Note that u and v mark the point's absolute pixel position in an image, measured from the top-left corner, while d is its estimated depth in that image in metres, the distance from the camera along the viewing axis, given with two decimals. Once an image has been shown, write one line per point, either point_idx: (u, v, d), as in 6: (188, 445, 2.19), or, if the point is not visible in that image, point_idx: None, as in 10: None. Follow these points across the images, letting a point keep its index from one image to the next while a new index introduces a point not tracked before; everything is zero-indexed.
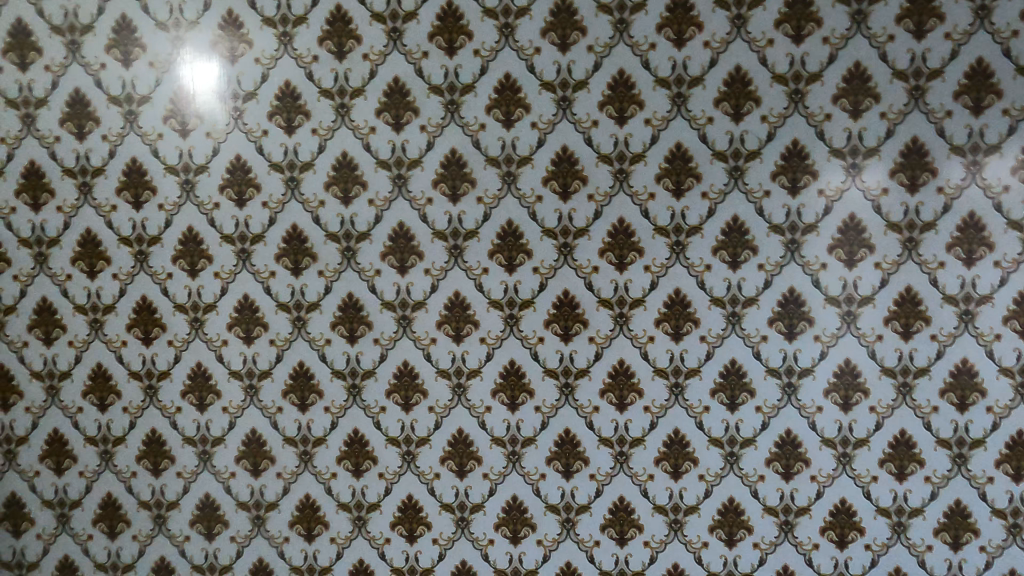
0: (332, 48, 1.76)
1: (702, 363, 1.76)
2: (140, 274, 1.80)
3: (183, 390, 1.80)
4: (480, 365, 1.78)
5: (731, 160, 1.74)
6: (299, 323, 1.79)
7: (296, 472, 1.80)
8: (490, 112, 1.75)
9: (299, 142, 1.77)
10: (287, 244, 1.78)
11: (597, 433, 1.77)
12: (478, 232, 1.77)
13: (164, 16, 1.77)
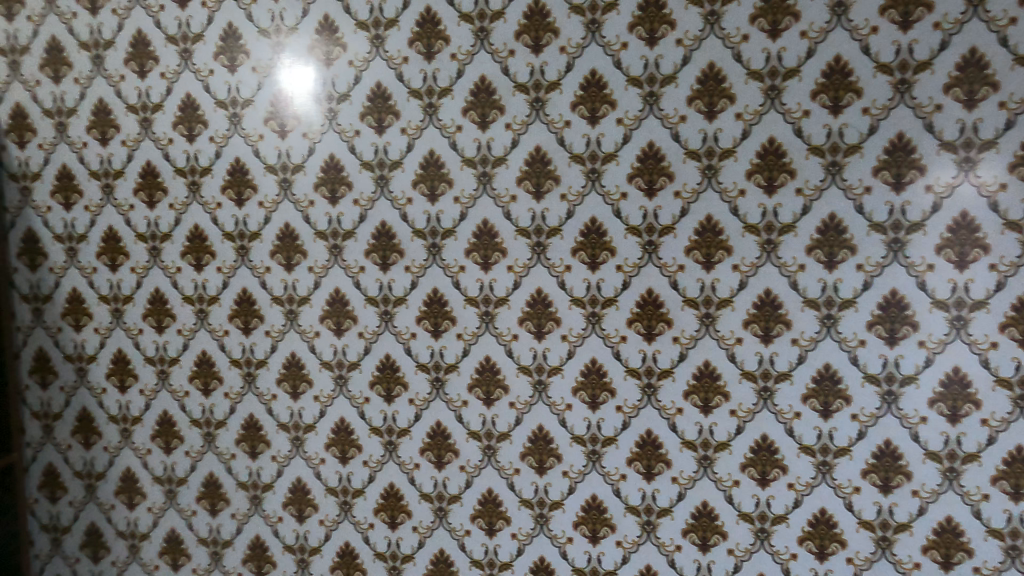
0: (53, 76, 1.27)
1: (566, 362, 1.16)
2: (36, 332, 1.34)
3: (37, 484, 1.37)
4: (224, 417, 1.27)
5: (532, 96, 1.14)
6: (35, 311, 1.33)
7: (47, 557, 1.38)
8: (218, 61, 1.22)
9: (37, 126, 1.28)
10: (36, 364, 1.34)
11: (410, 492, 1.22)
12: (166, 233, 1.26)
13: (0, 43, 1.28)
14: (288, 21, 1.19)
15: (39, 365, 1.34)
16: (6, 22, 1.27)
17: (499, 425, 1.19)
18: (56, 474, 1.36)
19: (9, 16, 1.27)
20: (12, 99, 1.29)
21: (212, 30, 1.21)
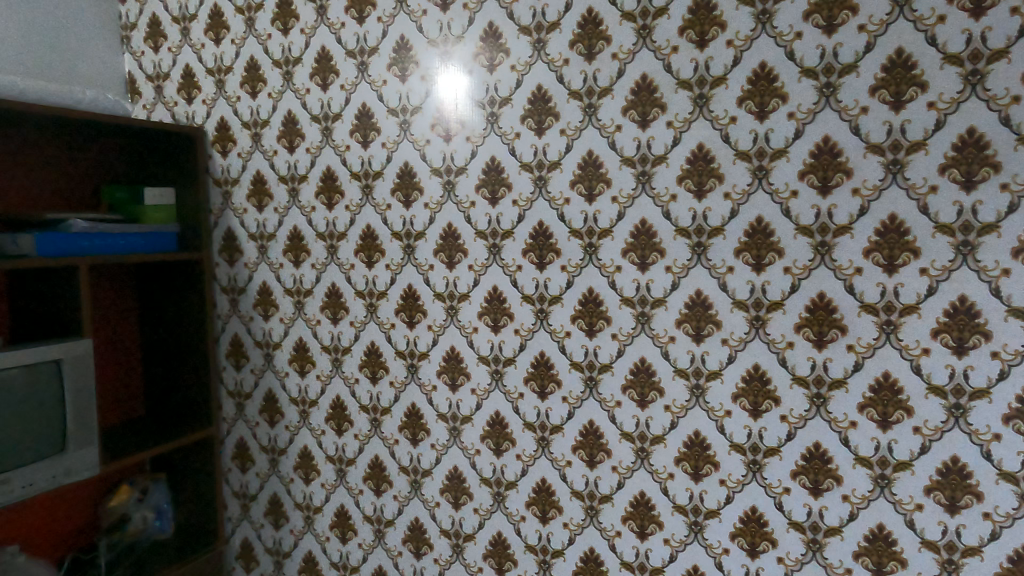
0: (253, 90, 1.42)
1: (725, 368, 1.12)
2: (233, 320, 1.51)
3: (232, 453, 1.55)
4: (389, 405, 1.37)
5: (697, 91, 1.11)
6: (233, 300, 1.50)
7: (239, 517, 1.56)
8: (391, 72, 1.30)
9: (236, 137, 1.45)
10: (232, 348, 1.52)
11: (561, 487, 1.24)
12: (342, 233, 1.37)
13: (212, 63, 1.46)
14: (455, 30, 1.25)
15: (235, 351, 1.52)
16: (215, 47, 1.45)
17: (653, 428, 1.17)
18: (246, 447, 1.53)
19: (218, 41, 1.45)
20: (218, 114, 1.46)
21: (386, 43, 1.30)
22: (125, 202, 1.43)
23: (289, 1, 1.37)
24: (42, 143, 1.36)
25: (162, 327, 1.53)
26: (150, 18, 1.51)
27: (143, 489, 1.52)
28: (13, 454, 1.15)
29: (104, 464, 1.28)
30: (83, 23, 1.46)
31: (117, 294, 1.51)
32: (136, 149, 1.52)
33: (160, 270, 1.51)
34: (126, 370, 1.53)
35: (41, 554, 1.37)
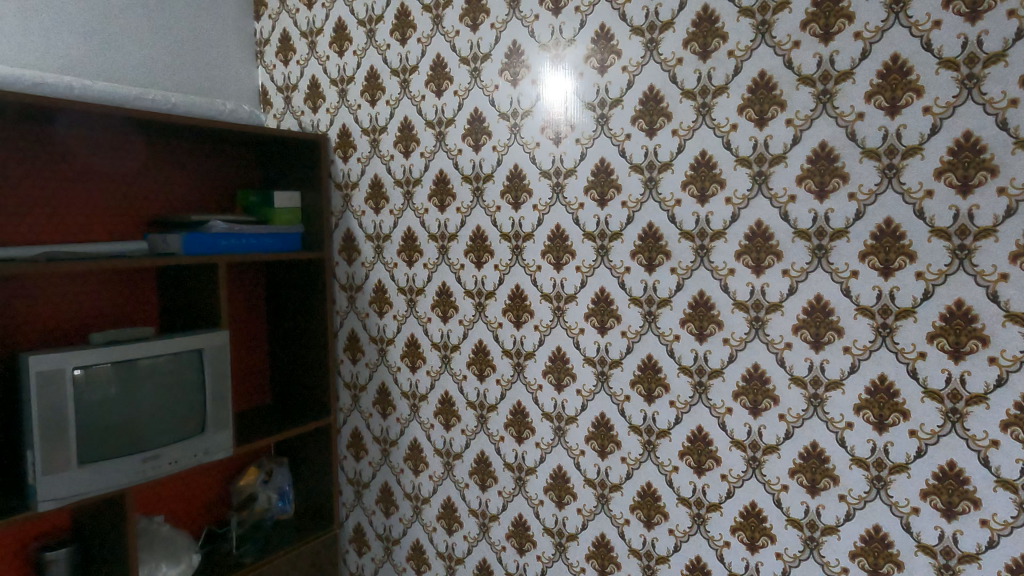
0: (373, 98, 1.50)
1: (847, 377, 1.07)
2: (350, 316, 1.60)
3: (347, 443, 1.63)
4: (496, 402, 1.40)
5: (819, 87, 1.06)
6: (350, 298, 1.59)
7: (352, 503, 1.64)
8: (503, 77, 1.33)
9: (356, 143, 1.53)
10: (348, 343, 1.61)
11: (667, 492, 1.22)
12: (453, 234, 1.42)
13: (335, 74, 1.55)
14: (567, 33, 1.26)
15: (351, 345, 1.60)
16: (338, 58, 1.54)
17: (766, 437, 1.13)
18: (360, 437, 1.61)
19: (341, 53, 1.53)
20: (340, 121, 1.55)
21: (498, 49, 1.33)
22: (257, 204, 1.55)
23: (407, 12, 1.43)
24: (187, 152, 1.50)
25: (286, 321, 1.65)
26: (281, 33, 1.63)
27: (268, 471, 1.64)
28: (162, 433, 1.28)
29: (237, 446, 1.39)
30: (223, 41, 1.60)
31: (249, 290, 1.64)
32: (267, 156, 1.64)
33: (286, 268, 1.62)
34: (255, 360, 1.66)
35: (182, 524, 1.52)
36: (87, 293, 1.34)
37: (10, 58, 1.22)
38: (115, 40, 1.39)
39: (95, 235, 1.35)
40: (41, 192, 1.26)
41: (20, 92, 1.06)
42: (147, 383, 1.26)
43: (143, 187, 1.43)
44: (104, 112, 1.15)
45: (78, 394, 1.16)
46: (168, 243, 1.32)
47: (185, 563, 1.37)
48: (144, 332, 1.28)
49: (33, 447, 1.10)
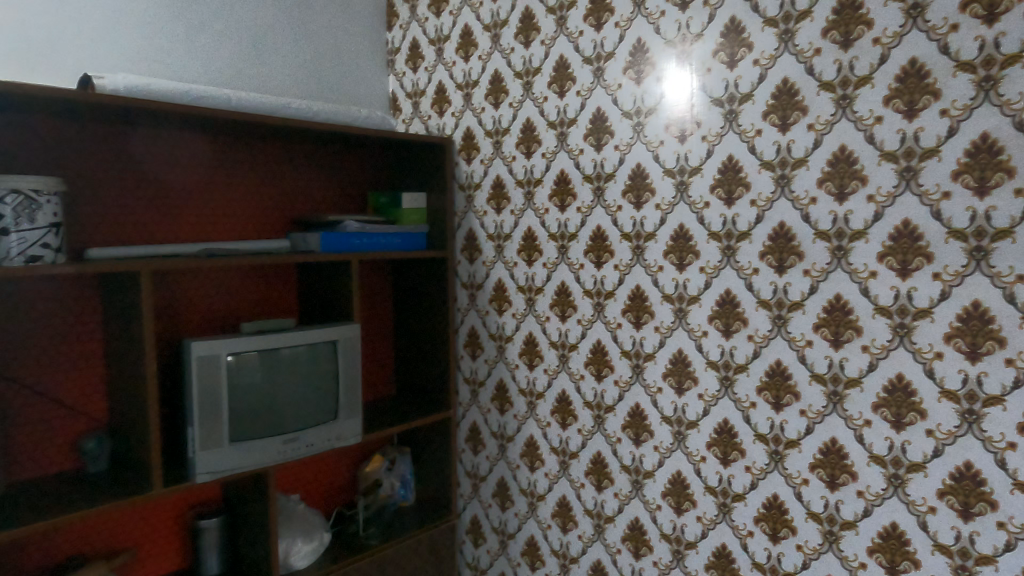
0: (497, 101, 1.53)
1: (1009, 392, 0.97)
2: (470, 313, 1.64)
3: (466, 436, 1.68)
4: (613, 403, 1.39)
5: (981, 73, 0.97)
6: (471, 295, 1.64)
7: (469, 495, 1.69)
8: (627, 75, 1.32)
9: (480, 145, 1.58)
10: (469, 339, 1.65)
11: (796, 506, 1.16)
12: (573, 234, 1.42)
13: (461, 79, 1.60)
14: (694, 28, 1.23)
15: (471, 341, 1.65)
16: (464, 63, 1.59)
17: (910, 454, 1.05)
18: (478, 431, 1.65)
19: (467, 58, 1.58)
20: (465, 124, 1.60)
21: (623, 47, 1.32)
22: (386, 205, 1.63)
23: (531, 15, 1.45)
24: (325, 156, 1.61)
25: (411, 317, 1.72)
26: (411, 42, 1.70)
27: (392, 458, 1.71)
28: (300, 417, 1.38)
29: (364, 434, 1.47)
30: (358, 52, 1.70)
31: (377, 287, 1.73)
32: (395, 159, 1.72)
33: (412, 266, 1.70)
34: (381, 353, 1.75)
35: (316, 504, 1.63)
36: (238, 287, 1.47)
37: (180, 75, 1.38)
38: (264, 55, 1.51)
39: (245, 234, 1.47)
40: (201, 195, 1.40)
41: (185, 105, 1.18)
42: (288, 370, 1.36)
43: (286, 190, 1.54)
44: (254, 120, 1.26)
45: (230, 378, 1.27)
46: (307, 241, 1.42)
47: (318, 540, 1.46)
48: (286, 323, 1.39)
49: (192, 423, 1.22)
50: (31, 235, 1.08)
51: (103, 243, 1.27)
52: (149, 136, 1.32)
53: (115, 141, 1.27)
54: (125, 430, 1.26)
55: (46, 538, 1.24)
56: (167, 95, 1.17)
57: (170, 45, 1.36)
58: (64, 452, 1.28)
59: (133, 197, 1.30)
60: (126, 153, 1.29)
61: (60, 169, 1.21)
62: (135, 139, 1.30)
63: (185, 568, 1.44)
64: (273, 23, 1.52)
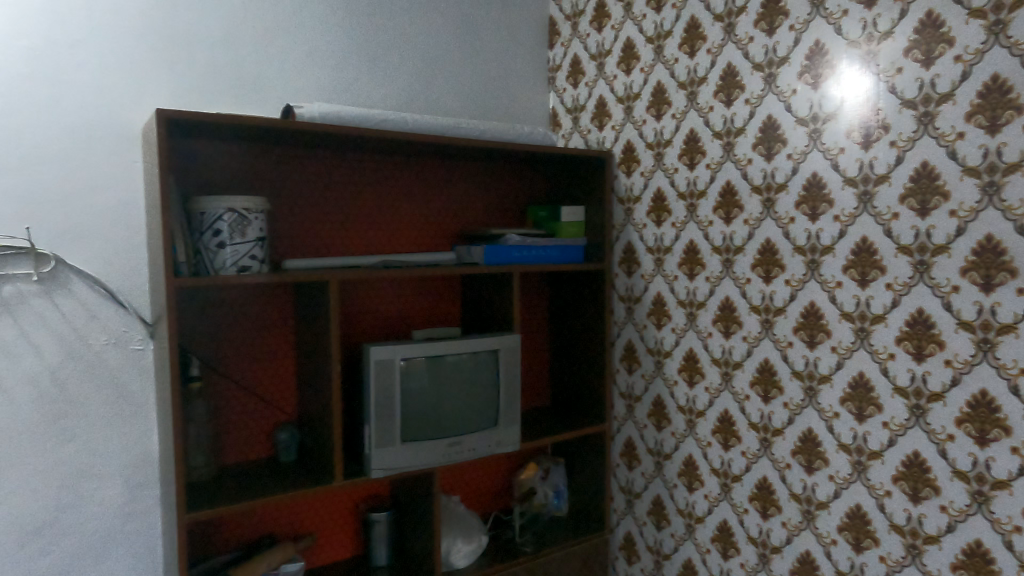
0: (660, 112, 1.51)
1: None
2: (627, 327, 1.63)
3: (621, 451, 1.67)
4: (782, 426, 1.31)
5: None
6: (629, 309, 1.62)
7: (623, 511, 1.67)
8: (802, 80, 1.25)
9: (640, 157, 1.57)
10: (625, 353, 1.64)
11: (1005, 556, 1.03)
12: (740, 247, 1.36)
13: (622, 92, 1.60)
14: (882, 26, 1.14)
15: (627, 355, 1.64)
16: (626, 76, 1.59)
17: None
18: (633, 447, 1.63)
19: (629, 71, 1.58)
20: (625, 138, 1.60)
21: (799, 51, 1.26)
22: (545, 219, 1.67)
23: (697, 23, 1.43)
24: (489, 173, 1.67)
25: (567, 329, 1.74)
26: (572, 58, 1.73)
27: (546, 468, 1.74)
28: (463, 422, 1.44)
29: (522, 443, 1.51)
30: (521, 70, 1.75)
31: (534, 298, 1.78)
32: (555, 174, 1.75)
33: (569, 278, 1.72)
34: (537, 363, 1.79)
35: (475, 506, 1.70)
36: (408, 297, 1.57)
37: (363, 101, 1.51)
38: (436, 78, 1.61)
39: (415, 247, 1.57)
40: (379, 211, 1.51)
41: (369, 128, 1.29)
42: (453, 377, 1.43)
43: (453, 205, 1.62)
44: (428, 140, 1.34)
45: (402, 382, 1.36)
46: (472, 254, 1.48)
47: (476, 542, 1.53)
48: (452, 332, 1.46)
49: (370, 423, 1.31)
50: (243, 247, 1.23)
51: (297, 255, 1.41)
52: (336, 158, 1.45)
53: (308, 163, 1.42)
54: (311, 424, 1.39)
55: (245, 518, 1.40)
56: (354, 120, 1.29)
57: (356, 75, 1.49)
58: (261, 441, 1.43)
59: (321, 213, 1.44)
60: (315, 174, 1.43)
61: (265, 188, 1.37)
62: (324, 162, 1.43)
63: (357, 556, 1.56)
64: (444, 48, 1.62)
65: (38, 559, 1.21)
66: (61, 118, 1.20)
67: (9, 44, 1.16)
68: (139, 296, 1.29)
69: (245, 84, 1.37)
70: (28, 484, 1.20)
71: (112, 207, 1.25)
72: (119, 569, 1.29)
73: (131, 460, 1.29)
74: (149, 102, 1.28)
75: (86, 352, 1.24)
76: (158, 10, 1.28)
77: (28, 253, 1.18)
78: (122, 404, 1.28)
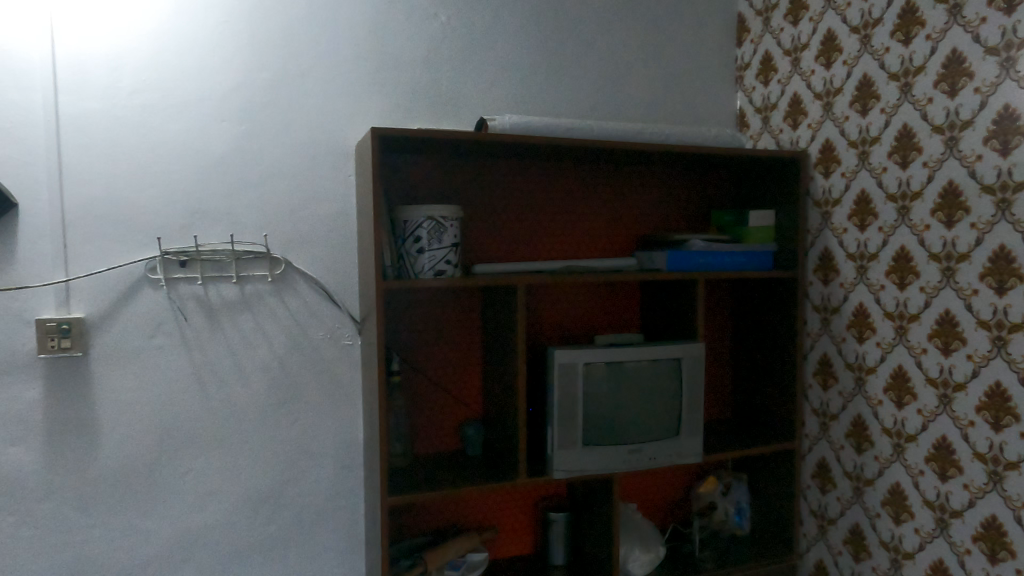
0: (865, 107, 1.38)
1: None
2: (823, 338, 1.52)
3: (812, 472, 1.56)
4: (1018, 460, 1.13)
5: None
6: (824, 319, 1.51)
7: (815, 538, 1.55)
8: None
9: (841, 156, 1.44)
10: (820, 366, 1.53)
11: None
12: (964, 254, 1.20)
13: (820, 87, 1.49)
14: None
15: (822, 370, 1.52)
16: (825, 71, 1.48)
17: None
18: (827, 469, 1.52)
19: (829, 65, 1.47)
20: (823, 136, 1.49)
21: None
22: (731, 224, 1.60)
23: (914, 7, 1.27)
24: (672, 177, 1.65)
25: (752, 338, 1.66)
26: (763, 55, 1.65)
27: (727, 484, 1.67)
28: (643, 430, 1.43)
29: (704, 455, 1.45)
30: (708, 70, 1.70)
31: (716, 305, 1.72)
32: (742, 176, 1.69)
33: (756, 285, 1.64)
34: (718, 371, 1.73)
35: (650, 514, 1.68)
36: (588, 300, 1.59)
37: (550, 111, 1.55)
38: (620, 84, 1.61)
39: (596, 251, 1.59)
40: (561, 217, 1.55)
41: (556, 137, 1.31)
42: (634, 384, 1.42)
43: (635, 210, 1.62)
44: (613, 147, 1.35)
45: (584, 386, 1.37)
46: (655, 260, 1.47)
47: (654, 552, 1.51)
48: (634, 338, 1.45)
49: (553, 425, 1.35)
50: (440, 253, 1.31)
51: (486, 259, 1.49)
52: (524, 167, 1.52)
53: (497, 172, 1.49)
54: (497, 422, 1.46)
55: (435, 506, 1.50)
56: (542, 130, 1.32)
57: (543, 86, 1.54)
58: (450, 435, 1.52)
59: (508, 219, 1.51)
60: (505, 183, 1.50)
61: (460, 198, 1.46)
62: (513, 171, 1.50)
63: (534, 553, 1.60)
64: (629, 53, 1.61)
65: (267, 524, 1.39)
66: (292, 139, 1.37)
67: (255, 77, 1.34)
68: (350, 296, 1.43)
69: (444, 100, 1.47)
70: (260, 458, 1.38)
71: (331, 216, 1.40)
72: (329, 540, 1.44)
73: (340, 443, 1.43)
74: (362, 120, 1.41)
75: (308, 345, 1.40)
76: (371, 37, 1.41)
77: (264, 257, 1.36)
78: (335, 393, 1.42)
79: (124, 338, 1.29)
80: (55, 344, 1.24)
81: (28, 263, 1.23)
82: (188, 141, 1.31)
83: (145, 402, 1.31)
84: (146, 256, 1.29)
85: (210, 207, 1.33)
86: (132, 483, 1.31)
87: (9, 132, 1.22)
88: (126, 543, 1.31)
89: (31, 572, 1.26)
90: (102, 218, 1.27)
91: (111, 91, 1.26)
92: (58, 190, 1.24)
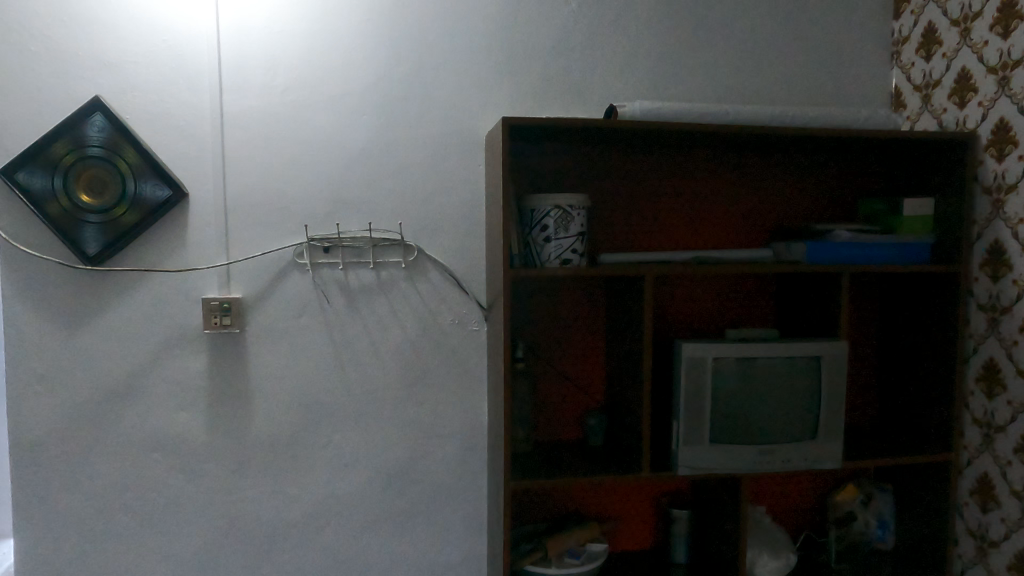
0: None
1: None
2: (990, 340, 1.37)
3: (972, 488, 1.41)
4: None
5: None
6: (992, 320, 1.36)
7: (973, 562, 1.41)
8: None
9: (1019, 138, 1.28)
10: (985, 371, 1.38)
11: None
12: None
13: (995, 60, 1.32)
14: None
15: (988, 376, 1.37)
16: (1002, 41, 1.30)
17: None
18: (990, 486, 1.37)
19: (1006, 34, 1.29)
20: (997, 115, 1.32)
21: None
22: (882, 213, 1.48)
23: None
24: (817, 163, 1.54)
25: (902, 337, 1.53)
26: (925, 27, 1.49)
27: (868, 493, 1.55)
28: (774, 430, 1.36)
29: (843, 461, 1.36)
30: (859, 47, 1.56)
31: (861, 301, 1.60)
32: (897, 162, 1.55)
33: (910, 280, 1.51)
34: (862, 373, 1.61)
35: (780, 517, 1.61)
36: (717, 292, 1.54)
37: (681, 96, 1.50)
38: (758, 65, 1.52)
39: (728, 242, 1.53)
40: (693, 205, 1.51)
41: (687, 123, 1.26)
42: (766, 381, 1.35)
43: (772, 199, 1.54)
44: (750, 131, 1.28)
45: (714, 382, 1.32)
46: (794, 252, 1.38)
47: (784, 559, 1.43)
48: (767, 334, 1.38)
49: (679, 420, 1.31)
50: (567, 241, 1.30)
51: (613, 248, 1.47)
52: (654, 155, 1.48)
53: (625, 160, 1.47)
54: (620, 414, 1.44)
55: (555, 494, 1.52)
56: (673, 116, 1.27)
57: (675, 71, 1.49)
58: (571, 424, 1.53)
59: (638, 207, 1.48)
60: (633, 171, 1.47)
61: (588, 186, 1.46)
62: (642, 159, 1.47)
63: (654, 548, 1.58)
64: (769, 31, 1.52)
65: (397, 498, 1.47)
66: (426, 130, 1.42)
67: (393, 71, 1.40)
68: (478, 283, 1.46)
69: (572, 88, 1.46)
70: (392, 436, 1.45)
71: (461, 205, 1.44)
72: (455, 517, 1.49)
73: (466, 426, 1.48)
74: (492, 111, 1.44)
75: (437, 329, 1.45)
76: (503, 29, 1.43)
77: (398, 244, 1.43)
78: (461, 377, 1.47)
79: (275, 317, 1.40)
80: (218, 321, 1.36)
81: (196, 248, 1.37)
82: (334, 135, 1.39)
83: (292, 377, 1.42)
84: (294, 242, 1.40)
85: (351, 196, 1.41)
86: (280, 451, 1.42)
87: (183, 130, 1.35)
88: (274, 506, 1.43)
89: (197, 526, 1.41)
90: (257, 207, 1.38)
91: (266, 89, 1.37)
92: (223, 182, 1.36)
